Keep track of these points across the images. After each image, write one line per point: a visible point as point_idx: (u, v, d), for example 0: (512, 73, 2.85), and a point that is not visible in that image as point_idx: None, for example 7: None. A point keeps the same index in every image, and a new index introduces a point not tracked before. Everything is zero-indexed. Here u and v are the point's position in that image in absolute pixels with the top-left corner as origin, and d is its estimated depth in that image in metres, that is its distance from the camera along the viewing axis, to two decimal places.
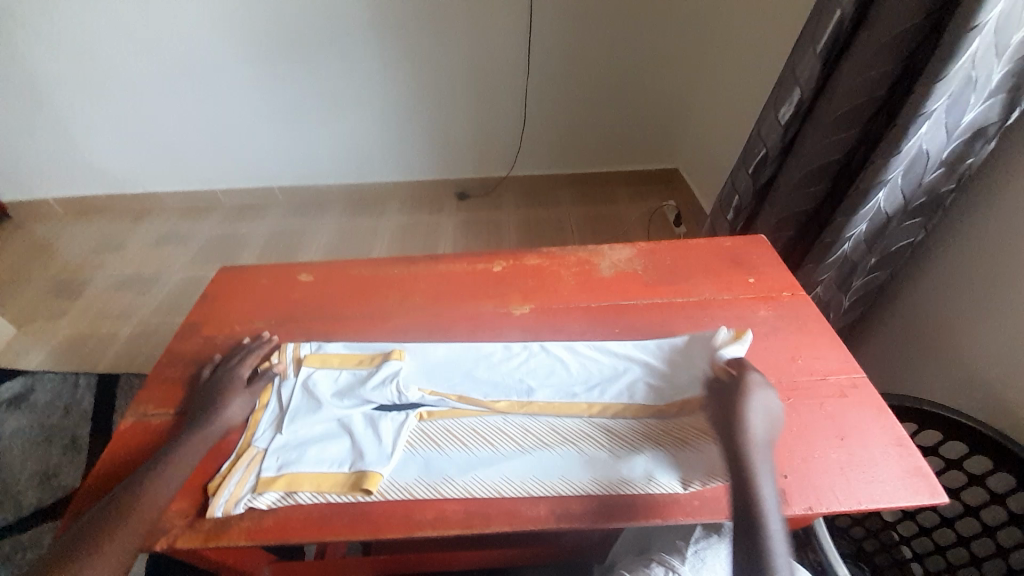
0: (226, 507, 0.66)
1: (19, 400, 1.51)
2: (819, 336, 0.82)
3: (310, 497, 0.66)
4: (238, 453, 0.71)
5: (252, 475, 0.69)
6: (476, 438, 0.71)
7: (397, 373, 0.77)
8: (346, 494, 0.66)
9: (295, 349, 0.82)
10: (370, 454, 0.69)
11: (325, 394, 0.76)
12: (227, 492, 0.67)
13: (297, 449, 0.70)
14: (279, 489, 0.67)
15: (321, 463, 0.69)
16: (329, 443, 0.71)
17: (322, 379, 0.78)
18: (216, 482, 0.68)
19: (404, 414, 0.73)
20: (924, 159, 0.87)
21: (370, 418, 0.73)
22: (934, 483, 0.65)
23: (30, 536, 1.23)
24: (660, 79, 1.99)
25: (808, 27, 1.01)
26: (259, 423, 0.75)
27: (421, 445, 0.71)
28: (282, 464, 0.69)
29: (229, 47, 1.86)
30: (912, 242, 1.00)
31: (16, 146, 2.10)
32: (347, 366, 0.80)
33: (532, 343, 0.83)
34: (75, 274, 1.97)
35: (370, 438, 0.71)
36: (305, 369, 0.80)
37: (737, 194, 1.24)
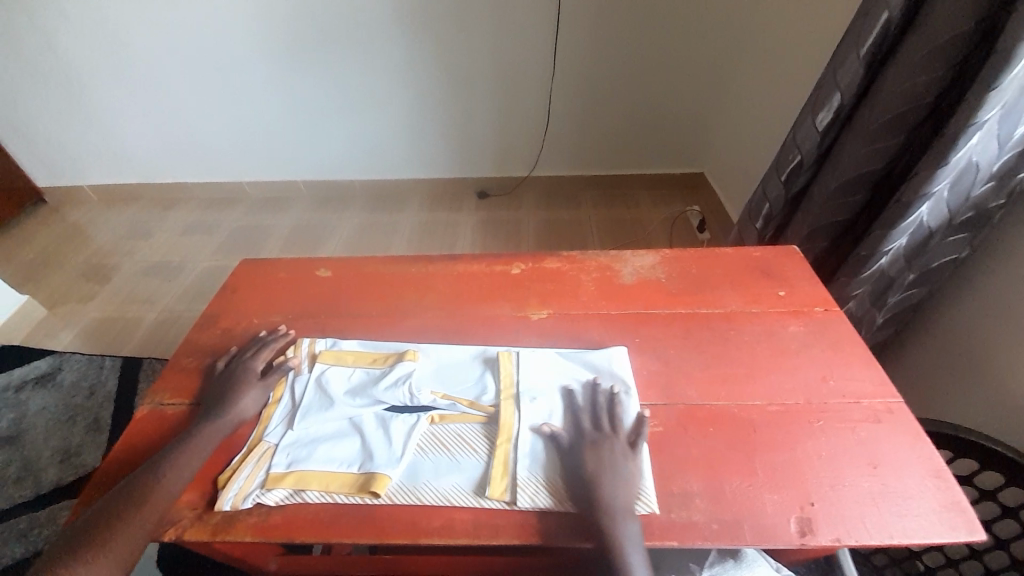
0: (235, 501, 0.66)
1: (47, 379, 1.56)
2: (852, 356, 0.78)
3: (318, 496, 0.66)
4: (249, 447, 0.71)
5: (261, 471, 0.68)
6: (487, 444, 0.69)
7: (410, 374, 0.76)
8: (354, 496, 0.65)
9: (310, 345, 0.83)
10: (380, 456, 0.68)
11: (337, 392, 0.75)
12: (236, 486, 0.67)
13: (307, 447, 0.70)
14: (287, 486, 0.66)
15: (330, 462, 0.68)
16: (339, 442, 0.70)
17: (334, 377, 0.77)
18: (226, 475, 0.68)
19: (412, 416, 0.72)
20: (973, 172, 0.82)
21: (381, 418, 0.72)
22: (973, 519, 0.61)
23: (49, 513, 1.26)
24: (689, 82, 1.94)
25: (851, 30, 0.96)
26: (271, 417, 0.74)
27: (429, 448, 0.69)
28: (292, 460, 0.69)
29: (259, 40, 1.88)
30: (955, 259, 0.94)
31: (53, 133, 2.17)
32: (360, 364, 0.79)
33: (549, 349, 0.81)
34: (105, 259, 2.03)
35: (381, 439, 0.70)
36: (319, 365, 0.79)
37: (767, 203, 1.20)
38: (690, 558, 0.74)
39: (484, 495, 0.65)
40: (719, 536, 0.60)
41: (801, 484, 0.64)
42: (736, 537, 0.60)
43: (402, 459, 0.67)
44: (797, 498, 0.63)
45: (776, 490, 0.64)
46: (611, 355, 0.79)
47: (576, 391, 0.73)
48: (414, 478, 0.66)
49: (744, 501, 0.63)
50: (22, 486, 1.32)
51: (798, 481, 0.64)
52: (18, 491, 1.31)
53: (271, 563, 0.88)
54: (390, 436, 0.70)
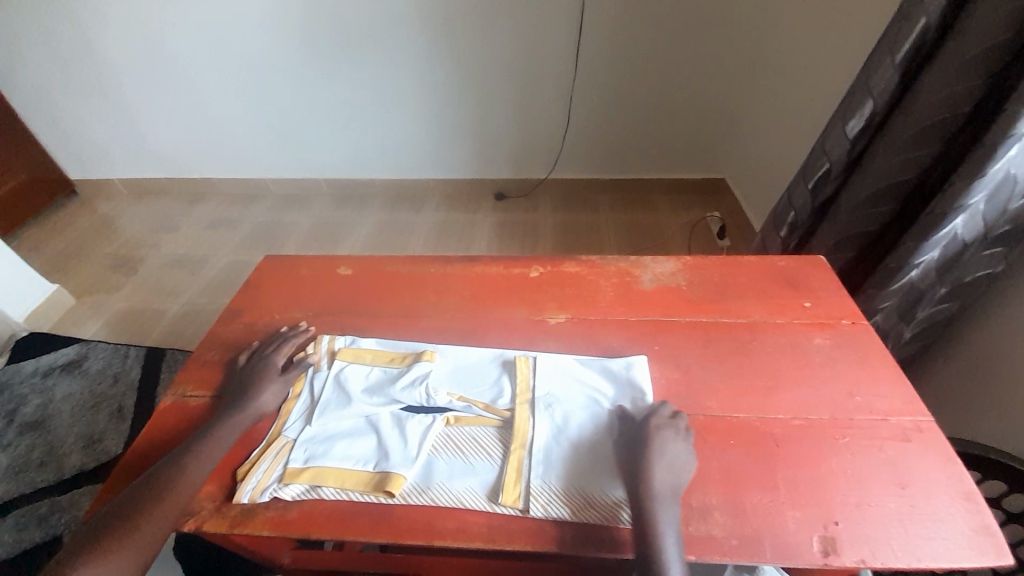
0: (253, 494, 0.67)
1: (73, 366, 1.61)
2: (879, 371, 0.75)
3: (334, 493, 0.66)
4: (268, 441, 0.72)
5: (279, 465, 0.69)
6: (501, 448, 0.69)
7: (427, 375, 0.77)
8: (369, 494, 0.66)
9: (330, 342, 0.84)
10: (395, 455, 0.68)
11: (355, 390, 0.76)
12: (255, 480, 0.68)
13: (324, 443, 0.71)
14: (304, 482, 0.67)
15: (347, 459, 0.69)
16: (356, 440, 0.71)
17: (353, 375, 0.78)
18: (246, 468, 0.70)
19: (428, 417, 0.72)
20: (1012, 184, 0.79)
21: (398, 417, 0.73)
22: (1004, 544, 0.58)
23: (71, 498, 1.30)
24: (712, 87, 1.91)
25: (886, 35, 0.93)
26: (291, 412, 0.76)
27: (444, 450, 0.69)
28: (309, 456, 0.69)
29: (284, 39, 1.91)
30: (990, 273, 0.90)
31: (87, 128, 2.24)
32: (378, 363, 0.80)
33: (566, 355, 0.81)
34: (132, 251, 2.09)
35: (397, 437, 0.70)
36: (338, 362, 0.80)
37: (793, 211, 1.17)
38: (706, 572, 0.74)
39: (497, 501, 0.64)
40: (738, 552, 0.59)
41: (824, 502, 0.62)
42: (754, 553, 0.59)
43: (417, 459, 0.68)
44: (819, 517, 0.61)
45: (797, 507, 0.62)
46: (630, 363, 0.78)
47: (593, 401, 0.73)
48: (428, 479, 0.66)
49: (763, 517, 0.62)
50: (47, 470, 1.36)
51: (821, 499, 0.63)
52: (42, 475, 1.35)
53: (284, 556, 0.89)
54: (406, 435, 0.70)
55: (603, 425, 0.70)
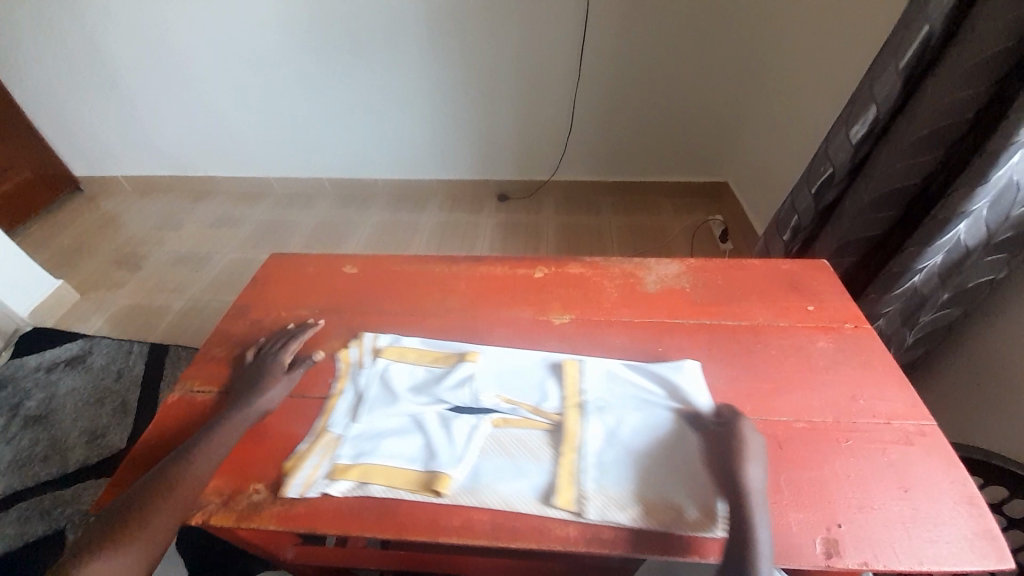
0: (301, 489, 0.67)
1: (77, 361, 1.61)
2: (882, 375, 0.76)
3: (381, 491, 0.66)
4: (315, 435, 0.73)
5: (327, 460, 0.70)
6: (551, 452, 0.69)
7: (472, 376, 0.77)
8: (417, 493, 0.66)
9: (373, 340, 0.85)
10: (443, 455, 0.69)
11: (401, 389, 0.77)
12: (303, 475, 0.68)
13: (371, 441, 0.71)
14: (352, 478, 0.67)
15: (395, 457, 0.69)
16: (403, 438, 0.72)
17: (397, 373, 0.79)
18: (292, 463, 0.70)
19: (476, 418, 0.73)
20: (1014, 190, 0.79)
21: (444, 417, 0.74)
22: (1006, 549, 0.58)
23: (74, 492, 1.30)
24: (715, 91, 1.92)
25: (889, 42, 0.94)
26: (336, 408, 0.76)
27: (492, 451, 0.70)
28: (358, 453, 0.70)
29: (289, 37, 1.92)
30: (992, 279, 0.91)
31: (93, 125, 2.25)
32: (423, 362, 0.81)
33: (562, 354, 0.82)
34: (135, 248, 2.10)
35: (444, 437, 0.71)
36: (382, 360, 0.81)
37: (796, 215, 1.18)
38: None
39: (549, 504, 0.64)
40: None
41: (828, 505, 0.63)
42: None
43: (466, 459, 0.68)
44: (823, 519, 0.62)
45: (801, 509, 0.63)
46: (680, 366, 0.77)
47: (650, 408, 0.73)
48: (477, 480, 0.67)
49: None
50: (50, 464, 1.37)
51: (824, 501, 0.63)
52: (45, 469, 1.36)
53: (287, 551, 0.89)
54: (454, 435, 0.71)
55: (655, 431, 0.70)
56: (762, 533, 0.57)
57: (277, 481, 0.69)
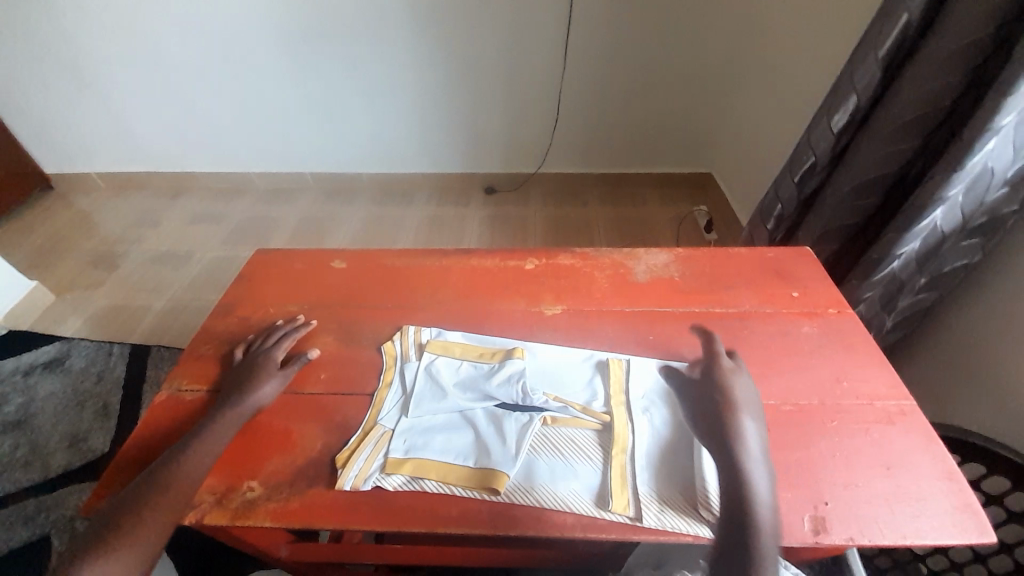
0: (355, 482, 0.67)
1: (56, 364, 1.57)
2: (865, 357, 0.78)
3: (436, 486, 0.66)
4: (364, 430, 0.72)
5: (379, 454, 0.69)
6: (601, 453, 0.68)
7: (521, 372, 0.76)
8: (472, 490, 0.66)
9: (417, 333, 0.84)
10: (497, 453, 0.68)
11: (449, 383, 0.76)
12: (357, 469, 0.68)
13: (422, 436, 0.71)
14: (406, 473, 0.67)
15: (447, 452, 0.69)
16: (454, 434, 0.71)
17: (443, 367, 0.78)
18: (346, 456, 0.69)
19: (526, 417, 0.72)
20: (988, 177, 0.82)
21: (495, 415, 0.73)
22: (985, 521, 0.61)
23: (59, 496, 1.27)
24: (699, 82, 1.94)
25: (868, 34, 0.96)
26: (384, 402, 0.76)
27: (544, 450, 0.69)
28: (409, 447, 0.70)
29: (268, 27, 1.87)
30: (967, 264, 0.94)
31: (63, 120, 2.17)
32: (468, 357, 0.80)
33: (598, 353, 0.81)
34: (113, 247, 2.04)
35: (496, 435, 0.70)
36: (428, 355, 0.80)
37: (780, 203, 1.20)
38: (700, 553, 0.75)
39: (605, 508, 0.64)
40: None
41: (815, 484, 0.65)
42: None
43: (518, 458, 0.67)
44: (811, 498, 0.64)
45: (790, 488, 0.64)
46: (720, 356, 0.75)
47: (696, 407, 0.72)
48: (531, 481, 0.66)
49: None
50: (32, 470, 1.33)
51: (811, 480, 0.65)
52: (28, 475, 1.32)
53: (281, 549, 0.89)
54: (505, 434, 0.70)
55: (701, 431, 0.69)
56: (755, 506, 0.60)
57: (270, 478, 0.68)
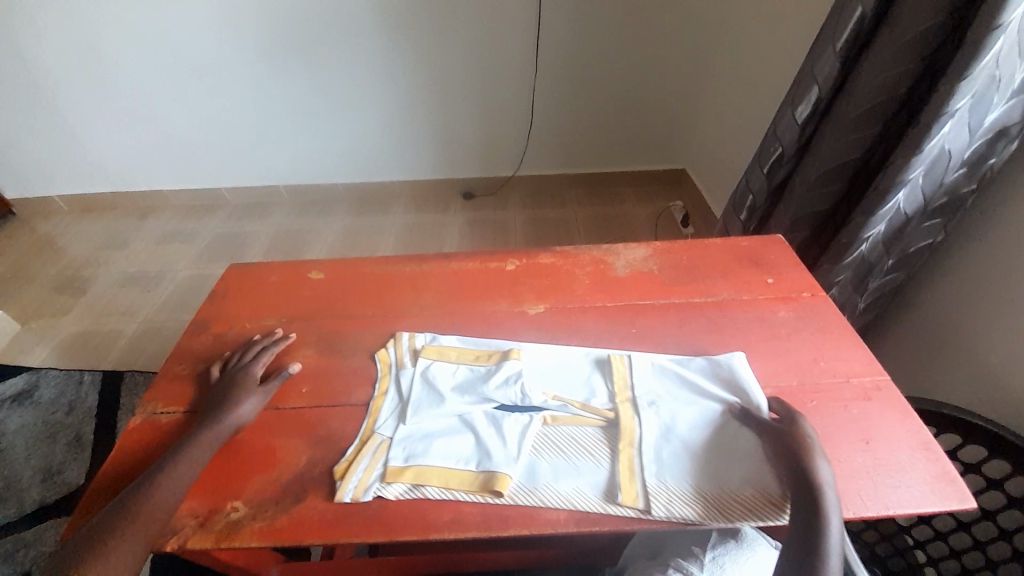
0: (355, 494, 0.65)
1: (24, 396, 1.50)
2: (840, 337, 0.80)
3: (438, 493, 0.65)
4: (362, 440, 0.71)
5: (379, 464, 0.68)
6: (608, 451, 0.68)
7: (518, 373, 0.75)
8: (475, 494, 0.65)
9: (411, 339, 0.83)
10: (497, 455, 0.67)
11: (446, 388, 0.75)
12: (356, 479, 0.66)
13: (422, 442, 0.70)
14: (407, 481, 0.66)
15: (449, 458, 0.68)
16: (453, 438, 0.70)
17: (440, 372, 0.77)
18: (344, 467, 0.68)
19: (525, 417, 0.72)
20: (946, 158, 0.85)
21: (492, 415, 0.72)
22: (964, 489, 0.63)
23: (33, 533, 1.21)
24: (668, 80, 1.98)
25: (825, 26, 1.00)
26: (381, 410, 0.75)
27: (546, 450, 0.69)
28: (409, 455, 0.68)
29: (236, 41, 1.84)
30: (931, 243, 0.98)
31: (21, 141, 2.09)
32: (464, 360, 0.79)
33: (594, 348, 0.81)
34: (80, 271, 1.96)
35: (494, 435, 0.70)
36: (423, 360, 0.79)
37: (751, 194, 1.23)
38: (692, 541, 0.75)
39: (612, 502, 0.64)
40: (725, 516, 0.62)
41: None
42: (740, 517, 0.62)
43: (522, 462, 0.67)
44: None
45: None
46: (730, 358, 0.76)
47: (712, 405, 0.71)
48: (534, 484, 0.65)
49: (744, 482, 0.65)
50: (4, 508, 1.27)
51: None
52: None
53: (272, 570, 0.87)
54: (505, 436, 0.70)
55: (712, 424, 0.69)
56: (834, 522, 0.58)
57: (255, 497, 0.66)
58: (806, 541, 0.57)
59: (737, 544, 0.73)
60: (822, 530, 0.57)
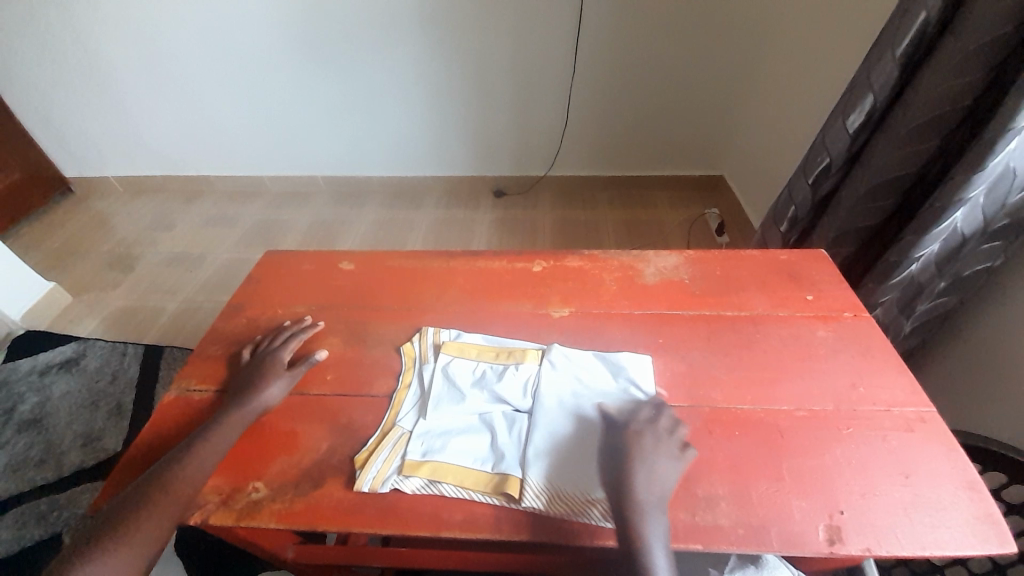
0: (373, 484, 0.66)
1: (72, 364, 1.60)
2: (882, 362, 0.76)
3: (453, 491, 0.65)
4: (383, 431, 0.72)
5: (397, 456, 0.69)
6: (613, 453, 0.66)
7: (533, 379, 0.75)
8: (489, 495, 0.65)
9: (435, 334, 0.84)
10: (512, 457, 0.67)
11: (466, 385, 0.75)
12: (374, 470, 0.67)
13: (440, 438, 0.70)
14: (423, 476, 0.66)
15: (464, 457, 0.68)
16: (471, 437, 0.70)
17: (460, 369, 0.77)
18: (364, 457, 0.69)
19: (668, 445, 0.65)
20: (1011, 177, 0.79)
21: (620, 442, 0.66)
22: (1007, 532, 0.59)
23: (69, 496, 1.29)
24: (712, 85, 1.92)
25: (885, 31, 0.94)
26: (403, 402, 0.75)
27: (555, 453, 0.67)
28: (426, 450, 0.69)
29: (283, 33, 1.89)
30: (990, 267, 0.91)
31: (84, 125, 2.22)
32: (485, 358, 0.79)
33: (608, 354, 0.79)
34: (129, 249, 2.07)
35: (617, 476, 0.62)
36: (444, 356, 0.79)
37: (794, 205, 1.18)
38: (709, 563, 0.74)
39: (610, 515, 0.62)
40: (745, 541, 0.60)
41: (831, 492, 0.63)
42: (761, 542, 0.60)
43: (645, 493, 0.61)
44: (825, 506, 0.62)
45: (802, 496, 0.63)
46: (636, 357, 0.78)
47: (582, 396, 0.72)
48: (644, 501, 0.60)
49: (770, 506, 0.62)
50: (45, 469, 1.35)
51: (826, 489, 0.63)
52: (40, 473, 1.34)
53: (287, 550, 0.88)
54: (637, 486, 0.61)
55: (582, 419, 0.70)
56: (641, 481, 0.61)
57: (275, 479, 0.68)
58: (622, 502, 0.60)
59: (757, 571, 0.71)
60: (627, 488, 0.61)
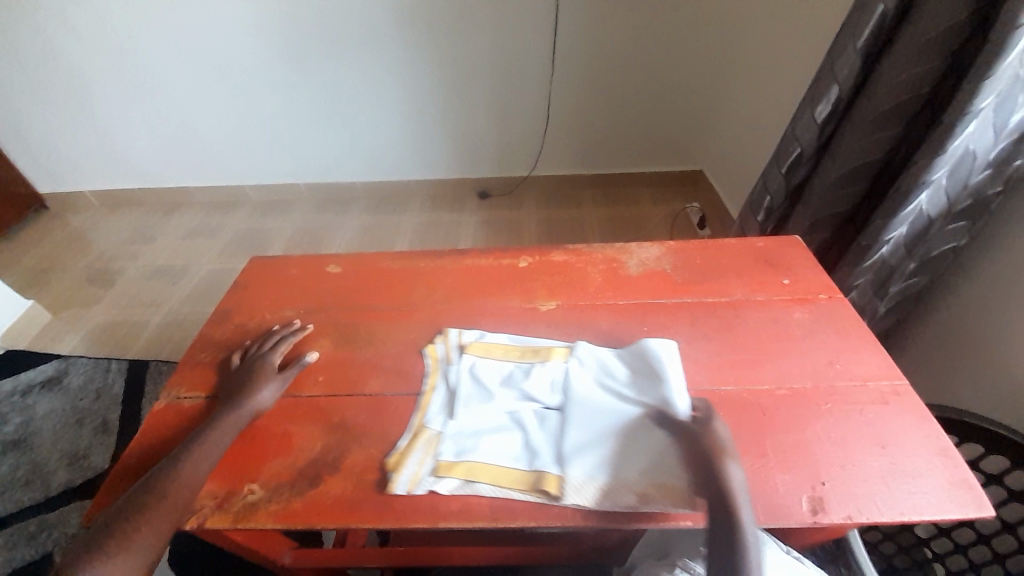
0: (408, 486, 0.66)
1: (55, 382, 1.56)
2: (857, 339, 0.79)
3: (489, 490, 0.66)
4: (414, 432, 0.72)
5: (430, 457, 0.69)
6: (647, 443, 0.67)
7: (561, 376, 0.76)
8: (528, 493, 0.65)
9: (459, 335, 0.84)
10: (547, 452, 0.68)
11: (493, 384, 0.76)
12: (408, 472, 0.67)
13: (471, 438, 0.70)
14: (458, 476, 0.67)
15: (497, 456, 0.68)
16: (502, 436, 0.70)
17: (485, 369, 0.78)
18: (396, 459, 0.69)
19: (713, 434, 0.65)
20: (970, 159, 0.83)
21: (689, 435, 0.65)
22: (981, 495, 0.62)
23: (58, 515, 1.27)
24: (687, 81, 1.96)
25: (846, 24, 0.98)
26: (431, 403, 0.76)
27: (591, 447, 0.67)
28: (459, 450, 0.69)
29: (258, 42, 1.88)
30: (955, 247, 0.95)
31: (56, 139, 2.18)
32: (510, 358, 0.80)
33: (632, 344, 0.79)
34: (109, 264, 2.04)
35: (700, 468, 0.62)
36: (468, 356, 0.80)
37: (768, 195, 1.22)
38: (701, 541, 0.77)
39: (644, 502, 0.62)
40: None
41: (813, 466, 0.65)
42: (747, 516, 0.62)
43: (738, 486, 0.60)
44: (808, 478, 0.64)
45: (786, 470, 0.65)
46: (660, 343, 0.77)
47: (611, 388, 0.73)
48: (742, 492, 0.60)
49: (756, 482, 0.64)
50: (32, 489, 1.32)
51: (808, 462, 0.66)
52: (27, 494, 1.31)
53: (285, 555, 0.88)
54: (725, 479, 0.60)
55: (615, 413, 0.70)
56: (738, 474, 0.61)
57: (271, 480, 0.68)
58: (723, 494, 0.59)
59: None
60: (727, 480, 0.60)
